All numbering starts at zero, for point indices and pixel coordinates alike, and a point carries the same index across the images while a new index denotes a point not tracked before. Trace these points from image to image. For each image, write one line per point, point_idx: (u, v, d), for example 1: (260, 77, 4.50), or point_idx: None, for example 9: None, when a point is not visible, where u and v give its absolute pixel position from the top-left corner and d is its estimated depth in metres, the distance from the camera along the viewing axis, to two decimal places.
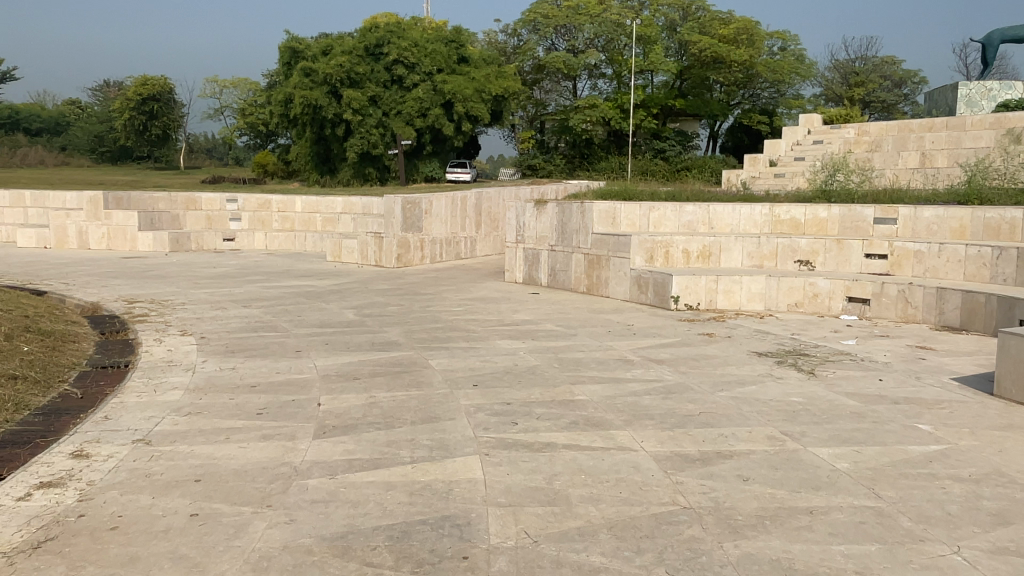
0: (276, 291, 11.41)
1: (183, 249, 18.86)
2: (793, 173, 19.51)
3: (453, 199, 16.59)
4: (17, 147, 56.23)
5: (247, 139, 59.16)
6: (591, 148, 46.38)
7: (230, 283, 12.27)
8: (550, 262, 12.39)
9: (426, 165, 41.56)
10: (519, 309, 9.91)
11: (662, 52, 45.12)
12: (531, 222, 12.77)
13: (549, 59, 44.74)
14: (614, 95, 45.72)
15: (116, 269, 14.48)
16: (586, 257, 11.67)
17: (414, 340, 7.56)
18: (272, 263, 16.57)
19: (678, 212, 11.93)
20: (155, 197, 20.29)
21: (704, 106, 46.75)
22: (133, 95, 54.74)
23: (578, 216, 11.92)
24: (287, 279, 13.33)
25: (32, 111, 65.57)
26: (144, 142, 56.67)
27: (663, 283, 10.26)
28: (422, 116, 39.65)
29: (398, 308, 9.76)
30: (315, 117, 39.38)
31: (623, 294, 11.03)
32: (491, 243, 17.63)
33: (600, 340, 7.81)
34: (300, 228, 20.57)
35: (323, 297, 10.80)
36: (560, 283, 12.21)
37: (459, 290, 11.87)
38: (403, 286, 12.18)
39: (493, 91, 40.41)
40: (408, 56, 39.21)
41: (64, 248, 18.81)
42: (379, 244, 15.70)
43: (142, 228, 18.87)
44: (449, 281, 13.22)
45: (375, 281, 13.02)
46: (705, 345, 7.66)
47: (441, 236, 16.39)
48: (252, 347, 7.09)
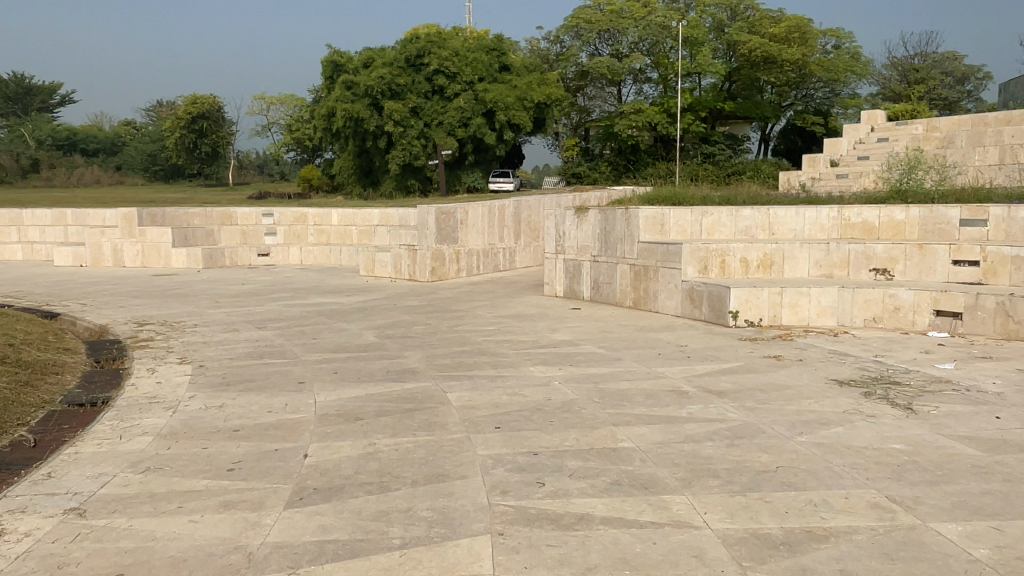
0: (298, 309, 10.69)
1: (217, 265, 18.46)
2: (858, 174, 18.08)
3: (490, 208, 15.71)
4: (73, 167, 57.88)
5: (294, 154, 59.69)
6: (637, 154, 45.36)
7: (253, 301, 11.62)
8: (593, 273, 11.38)
9: (468, 175, 40.91)
10: (557, 328, 8.91)
11: (710, 54, 43.70)
12: (571, 230, 11.79)
13: (593, 64, 43.70)
14: (660, 98, 44.47)
15: (143, 287, 14.00)
16: (632, 269, 10.62)
17: (435, 368, 6.64)
18: (304, 279, 15.97)
19: (734, 217, 10.80)
20: (191, 213, 20.00)
21: (755, 108, 45.13)
22: (183, 114, 55.79)
23: (623, 223, 10.87)
24: (314, 295, 12.63)
25: (89, 133, 67.61)
26: (194, 159, 57.67)
27: (720, 297, 9.15)
28: (464, 126, 39.06)
29: (424, 329, 8.87)
30: (357, 130, 39.18)
31: (674, 309, 9.95)
32: (531, 254, 16.70)
33: (649, 366, 6.75)
34: (336, 242, 20.07)
35: (347, 316, 10.02)
36: (603, 296, 11.20)
37: (492, 307, 10.95)
38: (434, 303, 11.32)
39: (535, 99, 39.70)
40: (449, 66, 38.63)
41: (100, 265, 18.61)
42: (412, 257, 14.93)
43: (177, 244, 18.52)
44: (484, 296, 12.32)
45: (405, 296, 12.21)
46: (773, 371, 6.53)
47: (478, 248, 15.52)
48: (252, 378, 6.28)
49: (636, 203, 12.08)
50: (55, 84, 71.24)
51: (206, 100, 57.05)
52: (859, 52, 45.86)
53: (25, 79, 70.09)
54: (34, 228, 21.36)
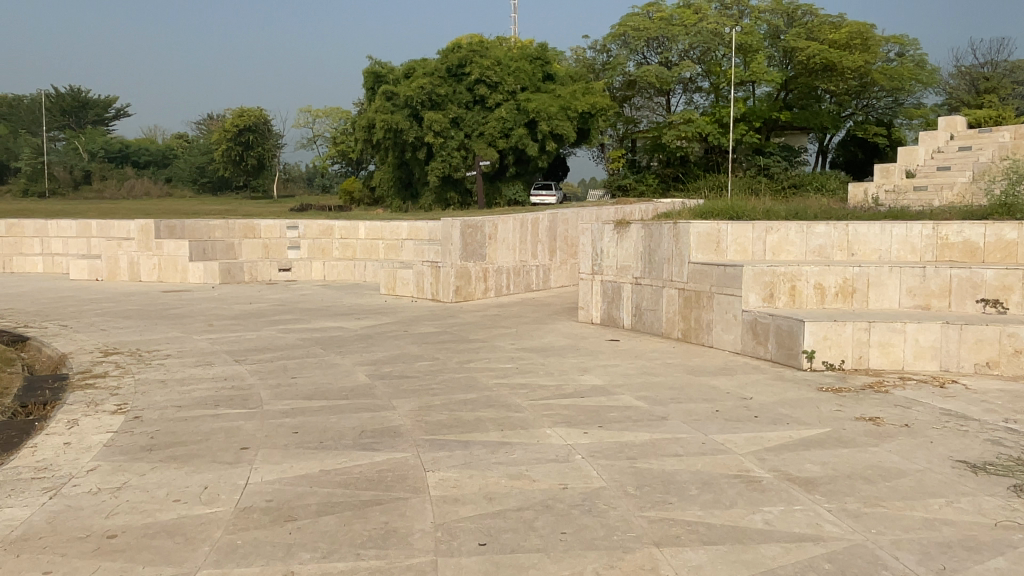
0: (297, 336, 9.37)
1: (235, 281, 17.43)
2: (939, 186, 16.08)
3: (521, 221, 14.21)
4: (124, 178, 58.69)
5: (339, 166, 59.33)
6: (686, 167, 43.55)
7: (251, 325, 10.36)
8: (635, 298, 9.79)
9: (509, 187, 39.56)
10: (589, 368, 7.31)
11: (766, 62, 41.71)
12: (611, 247, 10.21)
13: (640, 74, 42.06)
14: (711, 108, 42.59)
15: (144, 305, 12.91)
16: (682, 294, 8.99)
17: (424, 428, 5.14)
18: (321, 297, 14.75)
19: (806, 233, 9.09)
20: (211, 224, 19.01)
21: (813, 118, 42.72)
22: (229, 126, 56.03)
23: (670, 240, 9.23)
24: (323, 317, 11.32)
25: (142, 146, 68.75)
26: (240, 171, 57.78)
27: (791, 332, 7.47)
28: (505, 137, 37.77)
29: (431, 366, 7.40)
30: (396, 141, 38.31)
31: (731, 344, 8.29)
32: (568, 272, 15.14)
33: (704, 432, 5.11)
34: (362, 257, 18.88)
35: (345, 346, 8.61)
36: (646, 325, 9.58)
37: (517, 336, 9.42)
38: (451, 330, 9.86)
39: (579, 108, 38.23)
40: (491, 75, 37.43)
41: (115, 279, 17.79)
42: (435, 275, 13.58)
43: (194, 257, 17.53)
44: (509, 322, 10.81)
45: (421, 321, 10.80)
46: (876, 447, 4.83)
47: (508, 265, 14.04)
48: (186, 440, 4.87)
49: (687, 216, 10.43)
50: (110, 98, 72.82)
51: (253, 113, 57.15)
52: (924, 59, 43.22)
53: (82, 93, 71.84)
54: (58, 240, 20.72)
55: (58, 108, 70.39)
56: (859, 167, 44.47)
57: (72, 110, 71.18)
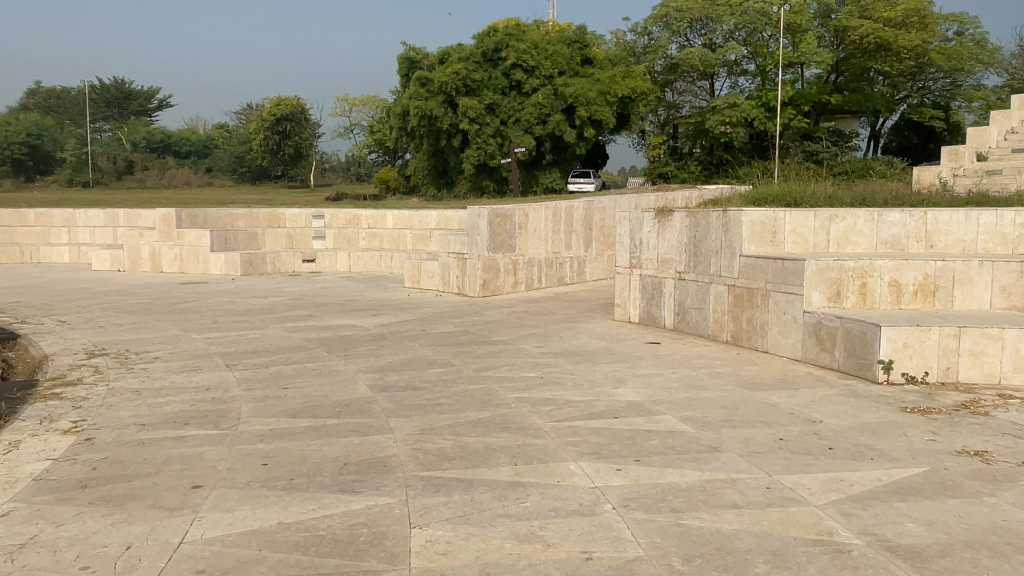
0: (304, 335, 8.53)
1: (258, 273, 16.78)
2: (1015, 171, 14.62)
3: (554, 210, 13.17)
4: (165, 168, 59.17)
5: (376, 155, 58.88)
6: (730, 153, 42.02)
7: (259, 322, 9.58)
8: (678, 295, 8.74)
9: (545, 175, 38.45)
10: (626, 379, 6.30)
11: (816, 42, 39.79)
12: (652, 237, 9.14)
13: (682, 57, 40.52)
14: (757, 91, 40.87)
15: (157, 298, 12.26)
16: (732, 292, 7.91)
17: (422, 461, 4.20)
18: (342, 289, 14.00)
19: (877, 223, 7.92)
20: (235, 213, 18.40)
21: (865, 101, 40.62)
22: (268, 116, 55.97)
23: (719, 229, 8.13)
24: (338, 313, 10.51)
25: (183, 136, 69.40)
26: (278, 161, 57.75)
27: (864, 338, 6.37)
28: (541, 123, 36.73)
29: (443, 375, 6.47)
30: (431, 128, 37.45)
31: (790, 350, 7.20)
32: (604, 265, 14.07)
33: (769, 471, 4.07)
34: (389, 247, 18.15)
35: (353, 349, 7.73)
36: (690, 326, 8.53)
37: (545, 337, 8.44)
38: (474, 329, 8.93)
39: (619, 92, 36.90)
40: (527, 59, 36.29)
41: (137, 270, 17.35)
42: (462, 268, 12.71)
43: (216, 248, 16.94)
44: (538, 320, 9.83)
45: (443, 318, 9.89)
46: (994, 499, 3.75)
47: (540, 257, 13.06)
48: (131, 473, 4.03)
49: (738, 203, 9.28)
50: (153, 89, 73.66)
51: (290, 101, 56.95)
52: (986, 37, 40.82)
53: (125, 85, 72.78)
54: (85, 229, 20.43)
55: (103, 99, 71.41)
56: (914, 153, 42.26)
57: (116, 101, 72.11)
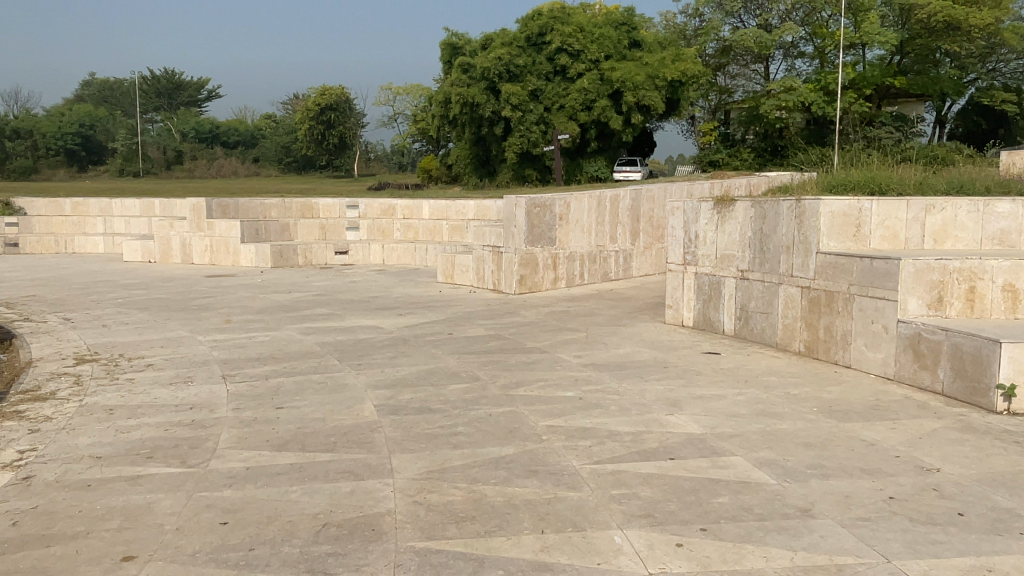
0: (318, 338, 7.70)
1: (288, 265, 16.09)
2: None
3: (598, 199, 12.07)
4: (213, 158, 59.63)
5: (420, 145, 58.28)
6: (784, 139, 40.16)
7: (273, 321, 8.80)
8: (741, 297, 7.63)
9: (590, 163, 37.21)
10: (681, 401, 5.26)
11: (879, 22, 37.61)
12: (709, 230, 8.02)
13: (735, 39, 38.78)
14: (815, 74, 38.93)
15: (177, 292, 11.63)
16: (806, 296, 6.78)
17: (422, 524, 3.25)
18: (372, 284, 13.19)
19: (982, 214, 6.73)
20: (267, 204, 17.80)
21: (931, 84, 38.30)
22: (312, 105, 55.82)
23: (790, 221, 6.97)
24: (361, 311, 9.68)
25: (231, 126, 69.93)
26: (323, 150, 57.56)
27: (977, 356, 5.19)
28: (587, 110, 35.46)
29: (465, 392, 5.52)
30: (473, 116, 36.46)
31: (880, 365, 6.04)
32: (653, 260, 12.90)
33: (884, 554, 3.01)
34: (424, 239, 17.34)
35: (368, 356, 6.84)
36: (754, 333, 7.43)
37: (586, 344, 7.42)
38: (507, 334, 7.96)
39: (668, 76, 35.40)
40: (572, 43, 35.07)
41: (167, 261, 16.90)
42: (498, 262, 11.80)
43: (246, 239, 16.31)
44: (580, 322, 8.81)
45: (474, 319, 8.95)
46: None
47: (582, 251, 12.02)
48: (50, 537, 3.19)
49: (812, 190, 8.11)
50: (202, 80, 74.52)
51: (335, 91, 56.71)
52: None
53: (175, 76, 73.78)
54: (121, 219, 20.16)
55: (154, 90, 72.48)
56: (982, 139, 39.76)
57: (166, 92, 73.16)
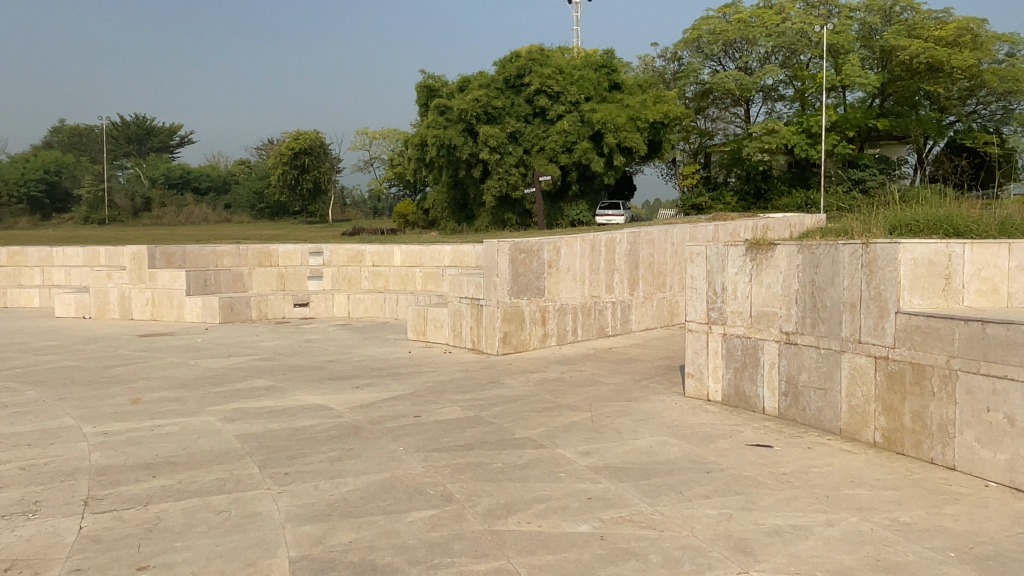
0: (243, 429, 5.90)
1: (240, 320, 14.24)
2: None
3: (592, 243, 10.47)
4: (182, 204, 57.70)
5: (397, 189, 56.97)
6: (768, 182, 39.54)
7: (194, 400, 6.97)
8: (786, 367, 6.01)
9: (571, 207, 35.95)
10: (753, 544, 3.54)
11: (860, 64, 37.27)
12: (740, 280, 6.42)
13: (716, 82, 38.20)
14: (797, 117, 38.38)
15: (94, 358, 9.76)
16: (881, 369, 5.18)
17: None
18: (332, 342, 11.41)
19: None
20: (220, 251, 15.97)
21: (915, 126, 37.71)
22: (285, 150, 54.36)
23: (855, 271, 5.39)
24: (309, 381, 7.90)
25: (204, 171, 68.24)
26: (296, 196, 55.84)
27: None
28: (567, 152, 34.33)
29: (427, 528, 3.76)
30: (450, 159, 35.15)
31: (1003, 468, 4.40)
32: (654, 312, 11.24)
33: None
34: (395, 288, 15.67)
35: (301, 458, 5.05)
36: (807, 415, 5.81)
37: (592, 432, 5.69)
38: (490, 415, 6.22)
39: (649, 117, 34.53)
40: (552, 85, 34.06)
41: (104, 317, 15.02)
42: (477, 317, 10.16)
43: (193, 291, 14.51)
44: (580, 395, 7.10)
45: (448, 393, 7.20)
46: None
47: (574, 303, 10.38)
48: None
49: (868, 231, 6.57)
50: (174, 126, 73.05)
51: (309, 135, 55.33)
52: None
53: (146, 121, 72.23)
54: (61, 269, 18.22)
55: (124, 135, 70.70)
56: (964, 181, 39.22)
57: (137, 137, 71.47)
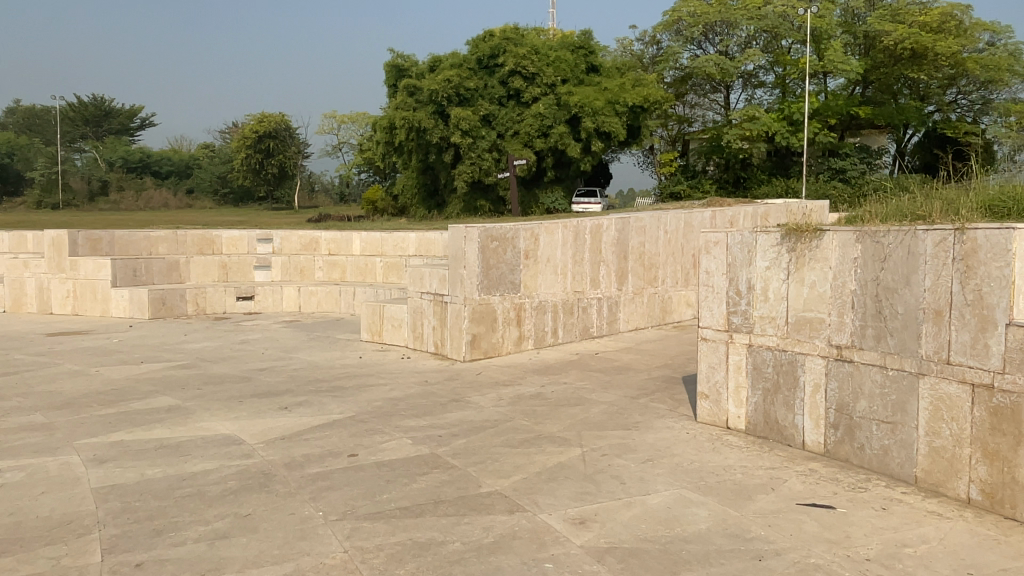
0: (109, 478, 4.32)
1: (173, 315, 12.51)
2: None
3: (575, 230, 8.99)
4: (141, 188, 54.95)
5: (366, 175, 54.94)
6: (748, 170, 38.50)
7: (66, 430, 5.36)
8: (837, 392, 4.60)
9: (546, 195, 34.41)
10: None
11: (843, 50, 36.15)
12: (774, 277, 4.99)
13: (697, 66, 36.87)
14: (778, 104, 37.23)
15: None
16: (982, 402, 3.80)
17: None
18: (273, 342, 9.80)
19: None
20: (154, 237, 14.17)
21: (898, 114, 36.56)
22: (249, 133, 51.93)
23: (943, 267, 3.99)
24: (225, 400, 6.31)
25: (165, 154, 65.40)
26: (261, 181, 53.43)
27: None
28: (543, 136, 32.73)
29: None
30: (420, 142, 33.39)
31: None
32: (644, 310, 9.80)
33: None
34: (352, 280, 14.10)
35: (172, 534, 3.50)
36: (867, 457, 4.43)
37: (585, 481, 4.22)
38: (449, 454, 4.70)
39: (628, 101, 33.10)
40: (527, 65, 32.37)
41: (20, 311, 13.23)
42: (441, 316, 8.66)
43: (119, 282, 12.77)
44: (566, 419, 5.62)
45: (398, 417, 5.67)
46: None
47: (555, 299, 8.91)
48: None
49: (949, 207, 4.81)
50: (134, 107, 69.83)
51: (275, 117, 52.85)
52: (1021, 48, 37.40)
53: (104, 103, 68.94)
54: None
55: (80, 116, 67.30)
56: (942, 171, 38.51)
57: (94, 119, 68.10)
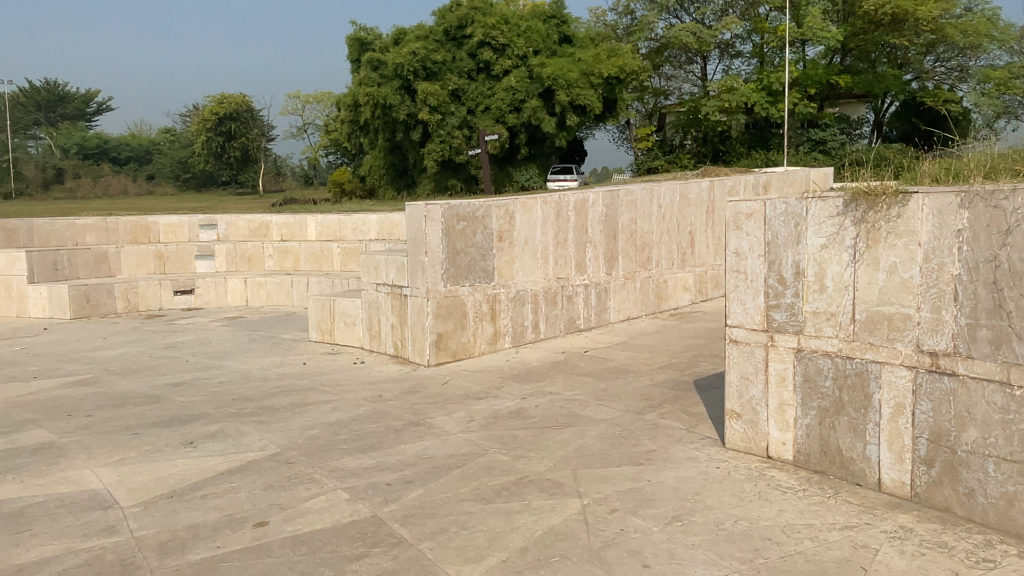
0: None
1: (99, 314, 10.95)
2: None
3: (557, 206, 7.64)
4: (98, 175, 52.23)
5: (334, 157, 52.87)
6: (726, 144, 37.30)
7: None
8: (932, 417, 3.34)
9: (520, 172, 32.96)
10: None
11: (822, 17, 34.83)
12: (833, 260, 3.70)
13: (672, 36, 35.45)
14: (756, 74, 36.01)
15: None
16: None
17: None
18: (207, 345, 8.34)
19: None
20: (79, 224, 12.51)
21: (877, 82, 35.31)
22: (209, 115, 49.52)
23: None
24: (113, 432, 4.88)
25: (123, 140, 62.46)
26: (223, 165, 51.08)
27: None
28: (515, 111, 31.12)
29: None
30: (386, 120, 31.69)
31: None
32: (635, 297, 8.51)
33: None
34: (306, 268, 12.60)
35: None
36: (977, 507, 3.19)
37: (593, 564, 2.90)
38: (396, 519, 3.36)
39: (603, 73, 31.54)
40: (497, 36, 30.75)
41: None
42: (400, 311, 7.31)
43: (37, 278, 11.15)
44: (554, 450, 4.28)
45: (334, 455, 4.29)
46: None
47: (535, 288, 7.58)
48: None
49: None
50: (89, 91, 66.67)
51: (235, 98, 50.42)
52: (999, 12, 36.47)
53: (58, 86, 65.71)
54: None
55: (32, 101, 63.96)
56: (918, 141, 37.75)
57: (47, 104, 64.98)
